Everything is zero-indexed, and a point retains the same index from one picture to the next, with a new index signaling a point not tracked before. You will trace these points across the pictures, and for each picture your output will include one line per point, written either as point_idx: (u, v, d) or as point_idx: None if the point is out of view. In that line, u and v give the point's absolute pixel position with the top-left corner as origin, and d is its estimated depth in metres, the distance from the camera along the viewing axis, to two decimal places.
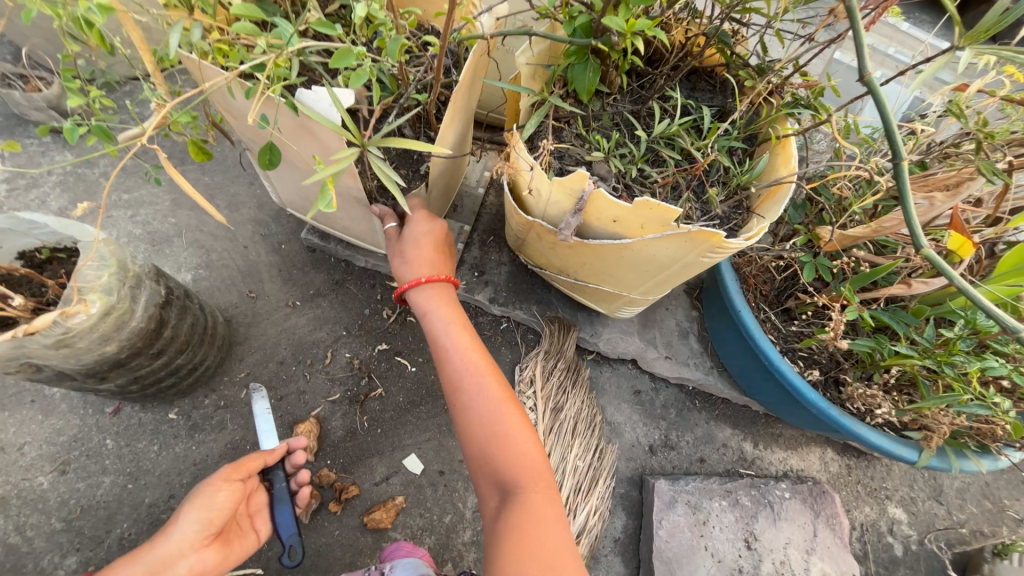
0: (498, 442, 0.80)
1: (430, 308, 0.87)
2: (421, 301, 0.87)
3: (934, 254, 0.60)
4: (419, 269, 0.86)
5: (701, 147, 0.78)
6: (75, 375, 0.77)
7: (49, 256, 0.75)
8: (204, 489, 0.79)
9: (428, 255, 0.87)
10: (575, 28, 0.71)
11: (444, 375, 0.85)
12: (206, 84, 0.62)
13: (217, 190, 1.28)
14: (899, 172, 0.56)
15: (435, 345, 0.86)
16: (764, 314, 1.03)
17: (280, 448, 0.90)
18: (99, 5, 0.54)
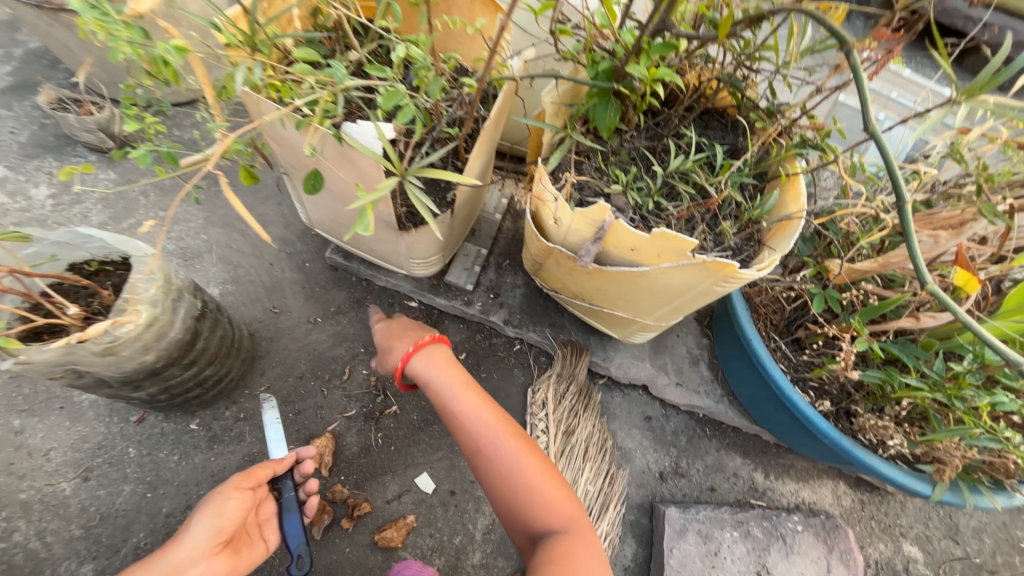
0: (525, 489, 0.83)
1: (431, 373, 0.93)
2: (422, 370, 0.93)
3: (937, 288, 0.64)
4: (405, 343, 0.96)
5: (715, 183, 0.83)
6: (112, 382, 0.80)
7: (98, 268, 0.80)
8: (214, 497, 0.80)
9: (406, 334, 0.99)
10: (597, 72, 0.78)
11: (460, 433, 0.89)
12: (263, 118, 0.69)
13: (248, 210, 1.35)
14: (903, 212, 0.60)
15: (447, 407, 0.90)
16: (774, 343, 1.06)
17: (291, 457, 0.92)
18: (176, 47, 0.62)
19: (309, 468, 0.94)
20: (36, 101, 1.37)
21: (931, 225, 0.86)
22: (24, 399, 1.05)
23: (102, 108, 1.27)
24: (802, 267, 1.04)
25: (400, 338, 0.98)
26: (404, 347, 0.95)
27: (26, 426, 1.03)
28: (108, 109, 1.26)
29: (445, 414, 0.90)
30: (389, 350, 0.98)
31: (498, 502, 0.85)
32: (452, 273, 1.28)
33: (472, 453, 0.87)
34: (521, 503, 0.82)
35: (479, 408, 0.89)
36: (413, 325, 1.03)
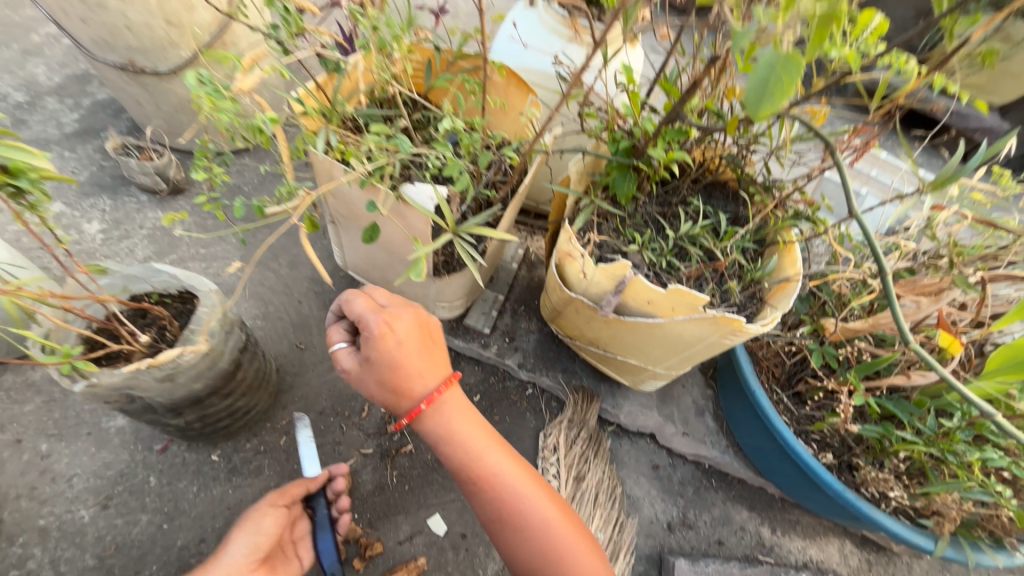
0: (555, 546, 0.85)
1: (448, 425, 0.88)
2: (442, 418, 0.87)
3: (921, 348, 0.73)
4: (424, 378, 0.86)
5: (722, 248, 0.94)
6: (158, 408, 0.85)
7: (157, 300, 0.88)
8: (252, 514, 0.87)
9: (416, 374, 0.85)
10: (618, 149, 0.90)
11: (481, 491, 0.88)
12: (333, 179, 0.80)
13: (282, 250, 1.44)
14: (886, 282, 0.70)
15: (470, 461, 0.88)
16: (777, 396, 1.12)
17: (322, 476, 0.96)
18: (272, 120, 0.75)
19: (342, 486, 0.98)
20: (98, 144, 1.50)
21: (914, 291, 0.96)
22: (53, 423, 1.07)
23: (161, 155, 1.39)
24: (800, 324, 1.13)
25: (417, 364, 0.85)
26: (423, 385, 0.86)
27: (53, 450, 1.05)
28: (166, 155, 1.38)
29: (467, 470, 0.88)
30: (405, 379, 0.84)
31: (526, 562, 0.86)
32: (471, 317, 1.36)
33: (500, 509, 0.87)
34: (551, 559, 0.84)
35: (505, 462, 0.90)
36: (429, 340, 0.88)
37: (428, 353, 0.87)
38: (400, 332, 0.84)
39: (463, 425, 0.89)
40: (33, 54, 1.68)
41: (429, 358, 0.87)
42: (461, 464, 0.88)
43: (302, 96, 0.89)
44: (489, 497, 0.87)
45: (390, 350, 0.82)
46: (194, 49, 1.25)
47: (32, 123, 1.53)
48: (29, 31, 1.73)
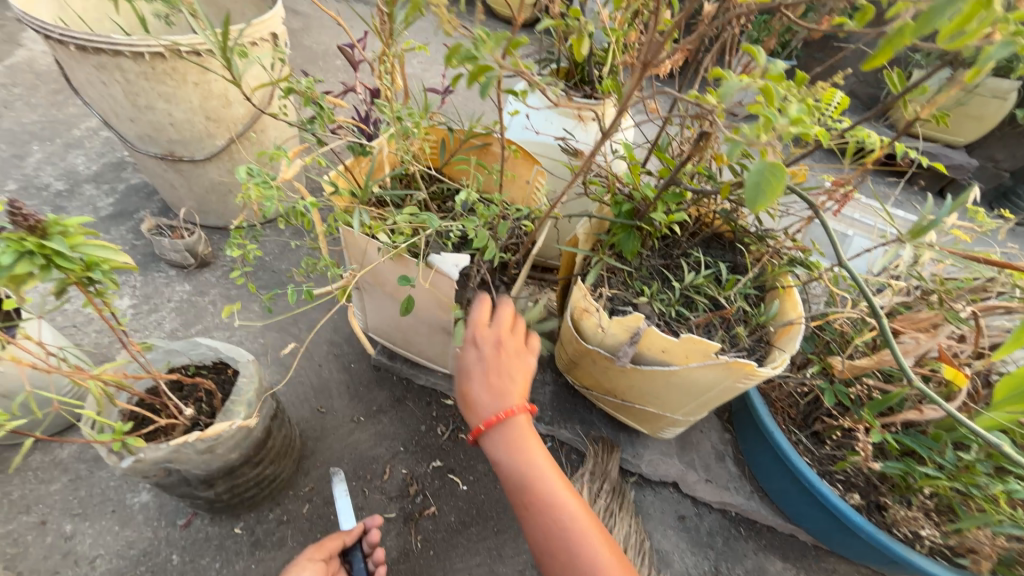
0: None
1: (518, 448, 0.79)
2: (505, 441, 0.79)
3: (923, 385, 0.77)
4: (497, 399, 0.79)
5: (726, 296, 1.00)
6: (192, 481, 0.86)
7: (194, 371, 0.94)
8: (290, 570, 0.85)
9: (494, 386, 0.80)
10: (621, 212, 0.99)
11: (542, 527, 0.77)
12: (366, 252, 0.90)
13: (301, 315, 1.49)
14: (882, 325, 0.74)
15: (530, 499, 0.77)
16: (796, 437, 1.14)
17: (358, 528, 0.95)
18: (313, 203, 0.85)
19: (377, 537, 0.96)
20: (131, 226, 1.61)
21: (910, 328, 1.01)
22: (79, 502, 1.07)
23: (191, 233, 1.49)
24: (809, 363, 1.17)
25: (491, 378, 0.80)
26: (491, 404, 0.79)
27: (77, 531, 1.04)
28: (196, 233, 1.48)
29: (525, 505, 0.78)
30: (475, 393, 0.80)
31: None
32: None
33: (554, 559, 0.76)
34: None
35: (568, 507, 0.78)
36: (512, 361, 0.81)
37: (510, 375, 0.81)
38: (492, 347, 0.82)
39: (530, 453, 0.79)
40: (74, 146, 1.83)
41: (509, 375, 0.81)
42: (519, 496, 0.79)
43: (333, 179, 0.99)
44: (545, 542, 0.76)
45: (474, 361, 0.82)
46: (229, 138, 1.38)
47: (70, 209, 1.63)
48: (71, 127, 1.90)
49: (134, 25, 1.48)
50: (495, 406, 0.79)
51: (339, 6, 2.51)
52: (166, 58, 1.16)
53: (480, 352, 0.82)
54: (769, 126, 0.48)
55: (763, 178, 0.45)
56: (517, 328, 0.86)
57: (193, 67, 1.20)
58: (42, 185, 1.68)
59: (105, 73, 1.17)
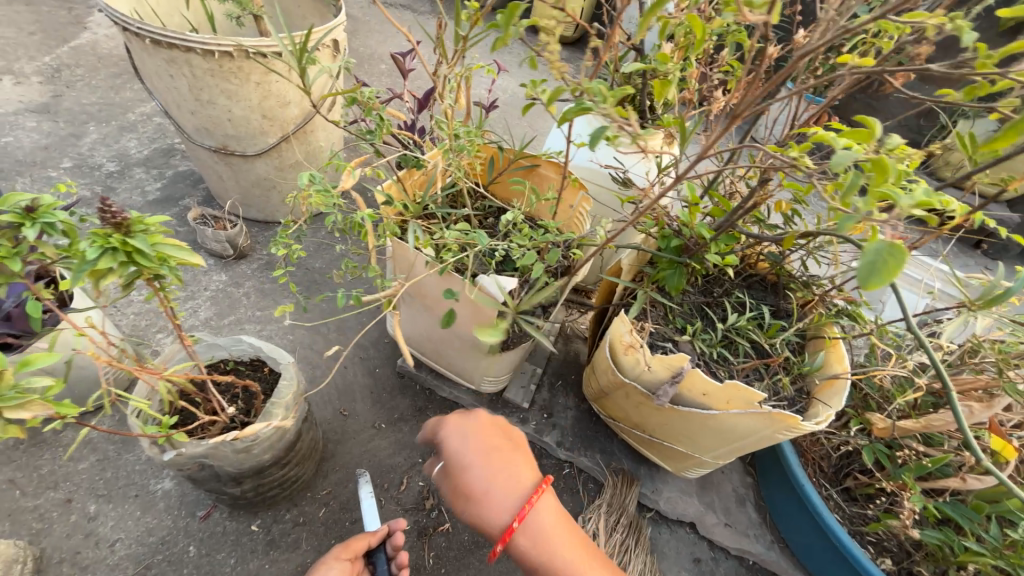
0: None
1: (543, 547, 0.75)
2: (535, 531, 0.76)
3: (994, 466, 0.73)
4: (506, 498, 0.76)
5: (772, 342, 0.99)
6: (221, 477, 0.86)
7: (232, 367, 0.95)
8: (318, 567, 0.84)
9: (494, 488, 0.77)
10: (670, 248, 0.99)
11: None
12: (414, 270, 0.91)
13: (330, 315, 1.50)
14: (951, 397, 0.69)
15: None
16: (826, 491, 1.13)
17: (382, 529, 0.93)
18: (369, 214, 0.87)
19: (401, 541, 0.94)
20: (176, 212, 1.64)
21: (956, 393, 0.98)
22: (105, 483, 1.09)
23: (234, 225, 1.52)
24: (845, 418, 1.14)
25: (495, 468, 0.79)
26: (502, 507, 0.76)
27: (100, 512, 1.06)
28: (238, 226, 1.51)
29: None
30: (481, 503, 0.77)
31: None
32: (510, 390, 1.37)
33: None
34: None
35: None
36: (510, 446, 0.83)
37: (514, 458, 0.81)
38: (479, 438, 0.83)
39: (555, 537, 0.76)
40: (128, 130, 1.89)
41: (506, 469, 0.79)
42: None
43: (386, 189, 1.01)
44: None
45: (469, 457, 0.80)
46: (280, 137, 1.41)
47: (119, 191, 1.68)
48: (126, 110, 1.96)
49: (201, 21, 1.54)
50: (507, 509, 0.76)
51: (390, 13, 2.56)
52: (234, 58, 1.20)
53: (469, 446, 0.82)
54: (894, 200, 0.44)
55: (878, 259, 0.38)
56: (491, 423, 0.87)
57: (257, 67, 1.24)
58: (94, 165, 1.73)
59: (174, 67, 1.22)
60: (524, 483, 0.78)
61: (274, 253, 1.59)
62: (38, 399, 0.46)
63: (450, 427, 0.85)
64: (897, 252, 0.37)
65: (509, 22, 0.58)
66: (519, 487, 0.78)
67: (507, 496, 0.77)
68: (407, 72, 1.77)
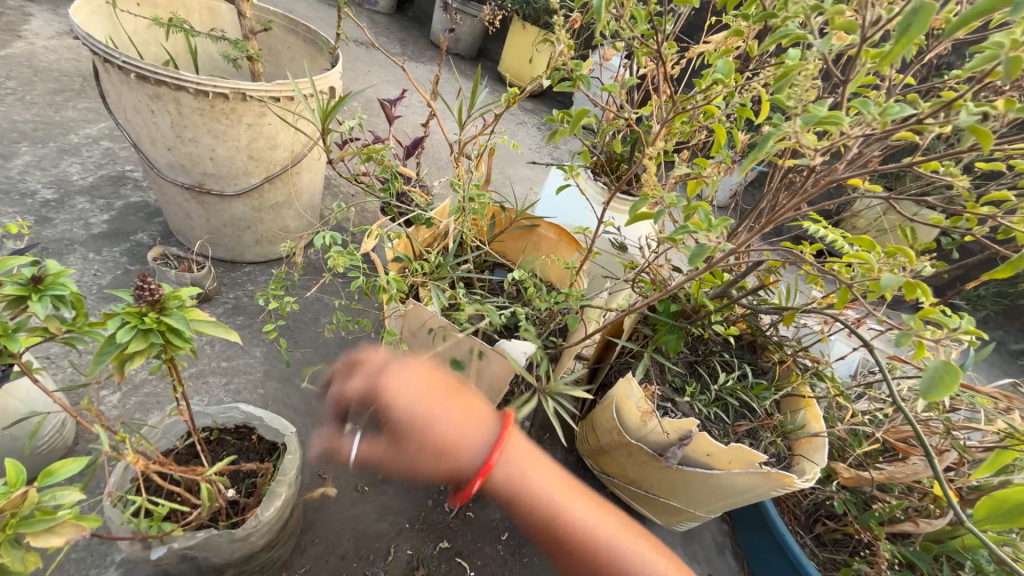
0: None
1: (520, 476, 0.72)
2: (508, 472, 0.72)
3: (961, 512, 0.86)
4: (471, 425, 0.73)
5: (758, 402, 1.08)
6: (206, 569, 0.76)
7: (216, 437, 0.87)
8: None
9: (458, 414, 0.73)
10: (669, 313, 1.06)
11: (581, 555, 0.70)
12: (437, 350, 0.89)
13: (306, 365, 1.37)
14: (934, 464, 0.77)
15: (552, 518, 0.70)
16: (802, 538, 1.22)
17: None
18: (393, 279, 0.88)
19: None
20: (127, 248, 1.47)
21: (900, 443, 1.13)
22: None
23: (201, 265, 1.39)
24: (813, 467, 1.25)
25: (459, 417, 0.72)
26: (469, 435, 0.72)
27: None
28: (206, 266, 1.37)
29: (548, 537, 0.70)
30: (443, 438, 0.70)
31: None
32: None
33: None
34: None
35: (579, 513, 0.72)
36: (464, 389, 0.77)
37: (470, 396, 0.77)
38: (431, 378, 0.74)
39: (521, 468, 0.72)
40: (70, 153, 1.69)
41: (460, 406, 0.74)
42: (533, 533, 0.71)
43: (398, 246, 1.00)
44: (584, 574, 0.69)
45: (430, 407, 0.71)
46: (265, 177, 1.34)
47: (56, 222, 1.47)
48: (68, 131, 1.76)
49: (178, 49, 1.44)
50: (473, 437, 0.72)
51: (367, 54, 2.55)
52: (228, 99, 1.16)
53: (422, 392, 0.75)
54: (931, 317, 0.54)
55: (938, 375, 0.52)
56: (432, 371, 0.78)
57: (251, 109, 1.20)
58: (26, 191, 1.52)
59: (158, 103, 1.16)
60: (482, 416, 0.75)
61: (243, 295, 1.45)
62: (67, 517, 0.47)
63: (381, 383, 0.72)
64: (951, 368, 0.51)
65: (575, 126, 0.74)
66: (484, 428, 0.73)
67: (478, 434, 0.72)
68: (395, 118, 1.77)
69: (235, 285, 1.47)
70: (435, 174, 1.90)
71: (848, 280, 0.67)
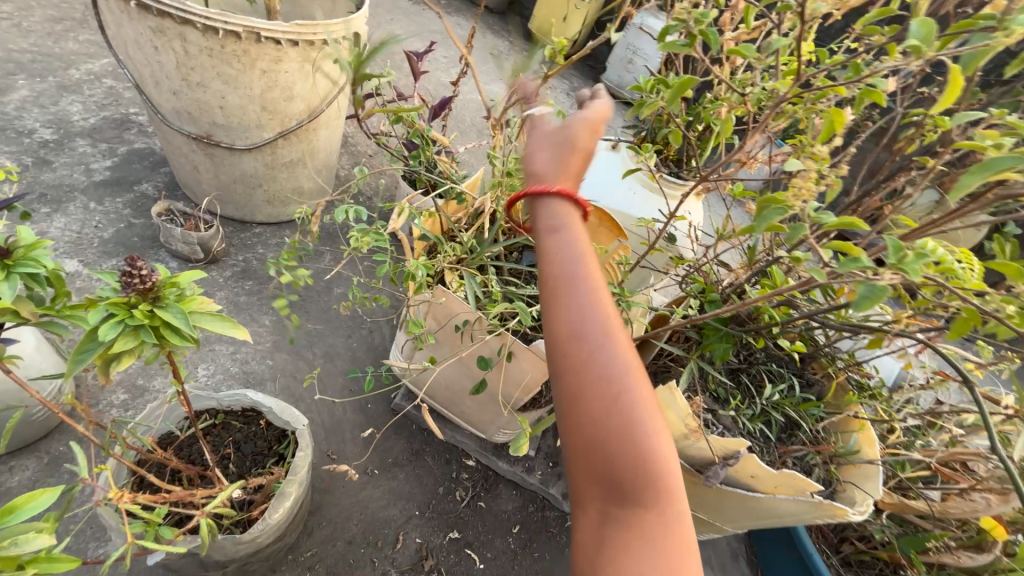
0: (672, 501, 0.47)
1: (573, 230, 0.54)
2: (565, 215, 0.55)
3: None
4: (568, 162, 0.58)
5: (804, 421, 0.98)
6: (206, 565, 0.70)
7: (222, 421, 0.80)
8: None
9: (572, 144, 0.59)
10: (719, 319, 0.96)
11: (570, 324, 0.49)
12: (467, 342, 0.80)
13: (317, 338, 1.29)
14: None
15: (572, 275, 0.51)
16: (829, 558, 1.17)
17: None
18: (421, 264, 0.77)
19: None
20: (130, 199, 1.37)
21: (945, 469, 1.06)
22: None
23: (208, 225, 1.29)
24: None
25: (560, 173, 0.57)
26: (561, 166, 0.57)
27: None
28: (213, 226, 1.27)
29: (563, 335, 0.49)
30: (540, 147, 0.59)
31: (595, 570, 0.45)
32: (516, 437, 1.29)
33: (603, 417, 0.47)
34: (641, 557, 0.44)
35: (610, 325, 0.50)
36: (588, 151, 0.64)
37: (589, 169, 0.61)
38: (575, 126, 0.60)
39: (571, 246, 0.53)
40: (70, 90, 1.56)
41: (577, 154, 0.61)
42: (545, 320, 0.51)
43: (425, 224, 0.89)
44: (579, 398, 0.48)
45: (551, 139, 0.59)
46: (279, 132, 1.22)
47: (56, 165, 1.37)
48: (68, 65, 1.62)
49: None
50: (560, 168, 0.57)
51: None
52: (240, 39, 1.03)
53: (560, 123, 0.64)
54: None
55: None
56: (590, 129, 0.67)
57: (267, 53, 1.07)
58: (24, 130, 1.41)
59: (162, 39, 1.03)
60: (573, 185, 0.58)
61: (253, 258, 1.36)
62: None
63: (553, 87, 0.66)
64: None
65: (674, 99, 0.61)
66: (563, 194, 0.56)
67: (551, 196, 0.56)
68: (422, 74, 1.61)
69: (244, 248, 1.38)
70: (459, 139, 1.76)
71: (973, 311, 0.56)
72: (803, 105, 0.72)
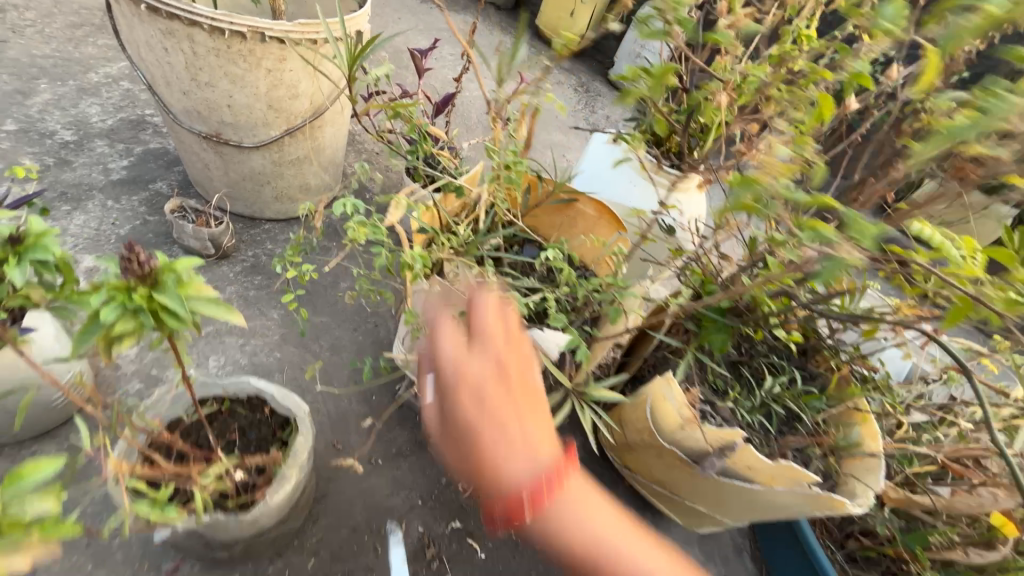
0: None
1: (562, 513, 0.55)
2: (552, 508, 0.55)
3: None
4: (522, 455, 0.55)
5: (804, 413, 0.97)
6: (212, 544, 0.73)
7: (227, 408, 0.83)
8: None
9: (516, 413, 0.56)
10: (717, 310, 0.96)
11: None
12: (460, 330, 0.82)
13: (324, 331, 1.33)
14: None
15: (582, 551, 0.55)
16: (833, 553, 1.16)
17: None
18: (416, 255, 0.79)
19: None
20: (146, 197, 1.42)
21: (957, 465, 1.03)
22: None
23: (218, 221, 1.33)
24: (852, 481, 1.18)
25: (512, 415, 0.56)
26: (516, 463, 0.54)
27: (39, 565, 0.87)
28: (223, 222, 1.31)
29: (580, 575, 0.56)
30: (493, 446, 0.54)
31: None
32: None
33: None
34: None
35: (623, 554, 0.55)
36: (528, 379, 0.60)
37: (533, 371, 0.62)
38: (505, 373, 0.58)
39: (570, 499, 0.56)
40: (89, 93, 1.62)
41: (519, 409, 0.57)
42: None
43: (423, 217, 0.90)
44: None
45: (488, 407, 0.56)
46: (286, 130, 1.25)
47: (76, 166, 1.43)
48: (87, 69, 1.68)
49: None
50: (517, 454, 0.54)
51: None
52: (246, 39, 1.06)
53: (484, 394, 0.57)
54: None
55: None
56: (513, 334, 0.62)
57: (272, 52, 1.10)
58: (46, 131, 1.47)
59: (172, 40, 1.06)
60: (538, 476, 0.54)
61: (262, 254, 1.39)
62: (37, 536, 0.41)
63: (460, 367, 0.58)
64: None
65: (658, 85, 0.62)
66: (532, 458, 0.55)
67: (527, 472, 0.54)
68: (426, 71, 1.63)
69: (254, 244, 1.42)
70: (465, 136, 1.77)
71: (968, 298, 0.56)
72: (798, 92, 0.72)
